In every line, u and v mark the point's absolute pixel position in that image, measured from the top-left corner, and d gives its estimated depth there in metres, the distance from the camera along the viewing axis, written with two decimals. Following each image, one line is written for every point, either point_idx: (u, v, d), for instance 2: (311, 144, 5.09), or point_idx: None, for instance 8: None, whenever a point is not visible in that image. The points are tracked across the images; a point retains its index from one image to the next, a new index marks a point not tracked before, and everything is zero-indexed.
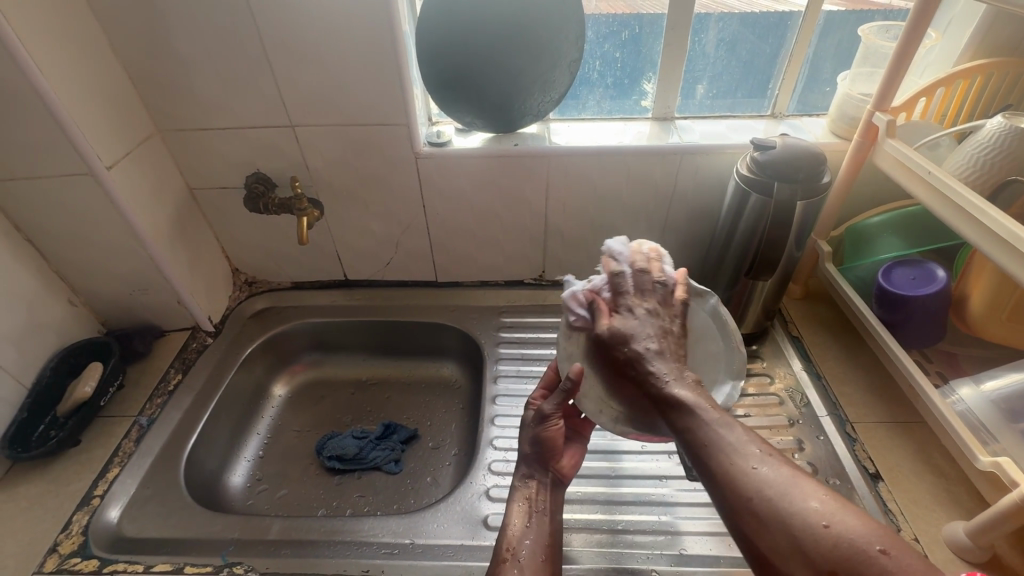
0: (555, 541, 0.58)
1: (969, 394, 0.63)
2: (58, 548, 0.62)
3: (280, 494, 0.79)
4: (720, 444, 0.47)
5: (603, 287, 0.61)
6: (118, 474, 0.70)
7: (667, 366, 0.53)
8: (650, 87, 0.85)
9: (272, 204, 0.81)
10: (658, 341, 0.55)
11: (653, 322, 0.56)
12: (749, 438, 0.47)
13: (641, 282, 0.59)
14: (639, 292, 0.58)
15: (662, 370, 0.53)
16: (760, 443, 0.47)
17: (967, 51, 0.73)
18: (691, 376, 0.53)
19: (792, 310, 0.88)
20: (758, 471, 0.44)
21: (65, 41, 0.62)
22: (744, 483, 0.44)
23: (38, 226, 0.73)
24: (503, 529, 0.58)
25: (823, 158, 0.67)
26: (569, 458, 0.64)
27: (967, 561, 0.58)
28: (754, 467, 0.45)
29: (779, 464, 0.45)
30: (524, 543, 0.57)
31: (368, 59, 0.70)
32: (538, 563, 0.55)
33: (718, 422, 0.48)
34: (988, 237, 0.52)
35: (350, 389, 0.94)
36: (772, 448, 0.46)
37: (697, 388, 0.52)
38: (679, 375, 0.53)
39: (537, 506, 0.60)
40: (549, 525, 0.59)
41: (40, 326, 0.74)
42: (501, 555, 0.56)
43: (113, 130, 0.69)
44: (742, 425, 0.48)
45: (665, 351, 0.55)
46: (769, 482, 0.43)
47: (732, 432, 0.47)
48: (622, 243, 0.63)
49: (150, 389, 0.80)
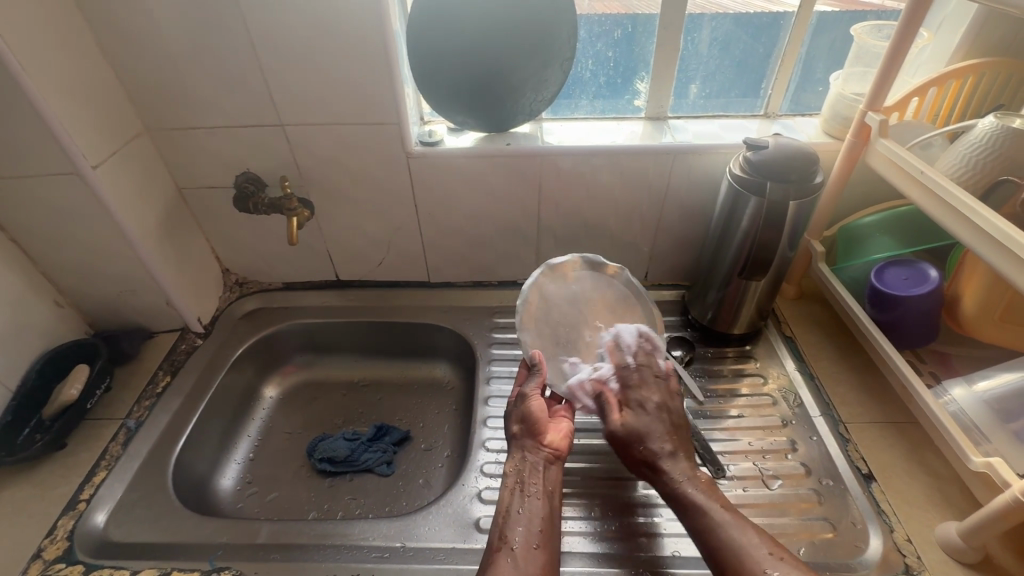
0: (551, 525, 0.57)
1: (962, 394, 0.63)
2: (42, 554, 0.61)
3: (270, 497, 0.78)
4: (734, 547, 0.51)
5: (610, 379, 0.67)
6: (105, 478, 0.69)
7: (681, 470, 0.59)
8: (643, 87, 0.85)
9: (262, 204, 0.80)
10: (670, 441, 0.61)
11: (662, 417, 0.63)
12: (762, 542, 0.51)
13: (644, 375, 0.67)
14: (645, 385, 0.66)
15: (678, 473, 0.59)
16: (772, 545, 0.50)
17: (959, 50, 0.73)
18: (704, 477, 0.59)
19: (786, 310, 0.88)
20: (773, 575, 0.47)
21: (50, 38, 0.61)
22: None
23: (24, 226, 0.72)
24: (496, 521, 0.58)
25: (816, 157, 0.67)
26: (557, 433, 0.65)
27: (960, 562, 0.58)
28: (767, 571, 0.48)
29: (790, 568, 0.48)
30: (517, 530, 0.56)
31: (358, 57, 0.69)
32: (535, 549, 0.54)
33: (731, 523, 0.53)
34: (979, 237, 0.52)
35: (342, 391, 0.93)
36: (784, 550, 0.50)
37: (710, 488, 0.57)
38: (691, 474, 0.59)
39: (530, 489, 0.60)
40: (543, 509, 0.58)
41: (26, 328, 0.73)
42: (494, 544, 0.55)
43: (100, 129, 0.68)
44: (754, 527, 0.53)
45: (677, 452, 0.61)
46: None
47: (747, 535, 0.52)
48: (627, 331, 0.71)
49: (138, 392, 0.79)
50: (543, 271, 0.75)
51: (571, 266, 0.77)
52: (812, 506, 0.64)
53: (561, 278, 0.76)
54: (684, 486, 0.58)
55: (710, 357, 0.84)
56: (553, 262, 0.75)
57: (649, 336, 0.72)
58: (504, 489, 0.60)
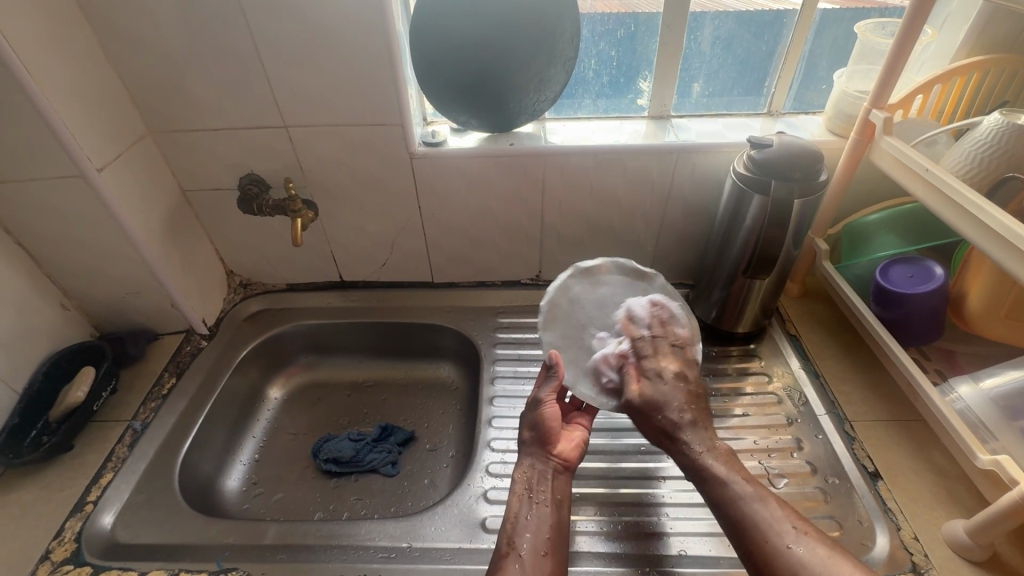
0: (559, 533, 0.57)
1: (969, 392, 0.63)
2: (50, 555, 0.62)
3: (276, 498, 0.78)
4: (756, 521, 0.51)
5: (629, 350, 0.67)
6: (111, 479, 0.69)
7: (702, 441, 0.59)
8: (646, 86, 0.85)
9: (266, 206, 0.80)
10: (690, 411, 0.61)
11: (680, 385, 0.63)
12: (784, 515, 0.51)
13: (661, 345, 0.66)
14: (663, 354, 0.65)
15: (699, 444, 0.59)
16: (794, 519, 0.51)
17: (963, 48, 0.73)
18: (724, 448, 0.59)
19: (790, 309, 0.88)
20: (794, 551, 0.48)
21: (55, 42, 0.62)
22: (781, 560, 0.48)
23: (29, 229, 0.72)
24: (503, 525, 0.58)
25: (820, 155, 0.67)
26: (569, 444, 0.66)
27: (968, 559, 0.57)
28: (790, 546, 0.49)
29: (814, 544, 0.48)
30: (525, 536, 0.56)
31: (362, 58, 0.69)
32: (543, 556, 0.55)
33: (753, 496, 0.53)
34: (986, 235, 0.52)
35: (347, 392, 0.93)
36: (804, 523, 0.51)
37: (730, 459, 0.58)
38: (712, 446, 0.59)
39: (538, 496, 0.60)
40: (552, 516, 0.58)
41: (32, 331, 0.74)
42: (502, 550, 0.56)
43: (104, 132, 0.68)
44: (777, 499, 0.53)
45: (698, 422, 0.60)
46: (804, 562, 0.47)
47: (768, 509, 0.52)
48: (639, 304, 0.69)
49: (143, 394, 0.80)
50: (572, 274, 0.73)
51: (604, 269, 0.74)
52: (818, 505, 0.64)
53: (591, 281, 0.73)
54: (705, 458, 0.58)
55: (714, 356, 0.84)
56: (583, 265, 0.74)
57: (662, 304, 0.69)
58: (511, 495, 0.61)
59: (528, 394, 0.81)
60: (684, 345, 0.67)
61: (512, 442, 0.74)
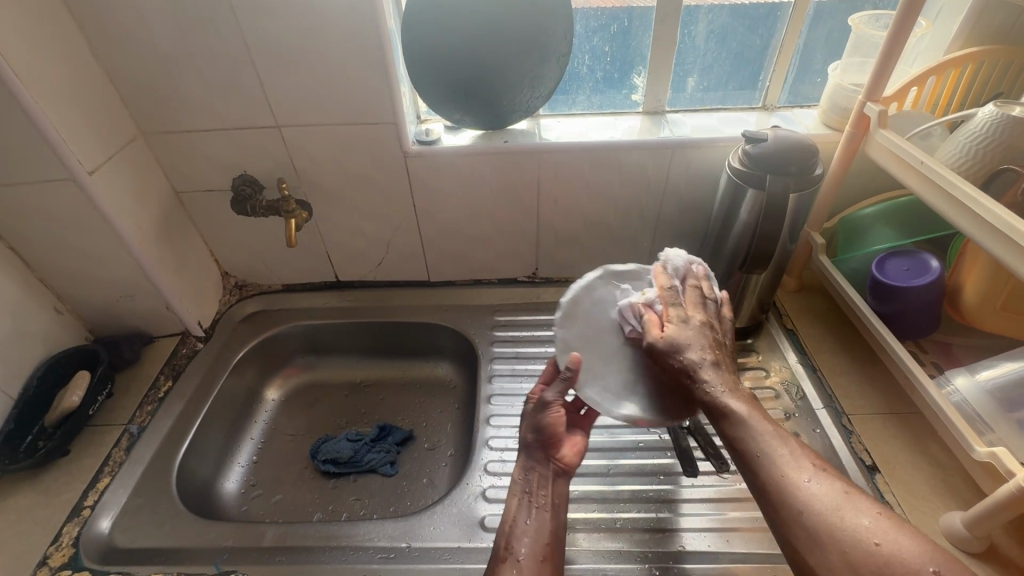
0: (556, 537, 0.57)
1: (965, 383, 0.63)
2: (48, 561, 0.61)
3: (275, 499, 0.78)
4: (769, 455, 0.47)
5: (657, 302, 0.61)
6: (109, 483, 0.69)
7: (720, 380, 0.53)
8: (640, 81, 0.84)
9: (260, 207, 0.80)
10: (712, 353, 0.54)
11: (705, 332, 0.56)
12: (803, 452, 0.47)
13: (696, 298, 0.60)
14: (696, 306, 0.59)
15: (718, 384, 0.53)
16: (812, 456, 0.47)
17: (958, 39, 0.73)
18: (745, 390, 0.53)
19: (787, 303, 0.88)
20: (811, 489, 0.44)
21: (43, 43, 0.61)
22: (791, 496, 0.44)
23: (21, 234, 0.71)
24: (500, 529, 0.58)
25: (815, 149, 0.67)
26: (572, 448, 0.64)
27: (965, 551, 0.58)
28: (806, 482, 0.44)
29: (832, 480, 0.44)
30: (523, 542, 0.56)
31: (354, 56, 0.69)
32: (540, 562, 0.54)
33: (771, 434, 0.48)
34: (981, 228, 0.51)
35: (344, 392, 0.93)
36: (822, 461, 0.46)
37: (751, 401, 0.52)
38: (732, 386, 0.52)
39: (538, 500, 0.59)
40: (551, 520, 0.58)
41: (25, 335, 0.73)
42: (500, 555, 0.55)
43: (95, 135, 0.68)
44: (795, 439, 0.48)
45: (719, 363, 0.54)
46: (818, 496, 0.43)
47: (782, 445, 0.47)
48: (678, 256, 0.64)
49: (140, 397, 0.79)
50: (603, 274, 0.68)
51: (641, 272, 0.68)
52: None
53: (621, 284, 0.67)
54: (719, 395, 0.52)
55: None
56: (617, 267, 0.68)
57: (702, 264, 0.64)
58: (511, 497, 0.60)
59: (525, 392, 0.80)
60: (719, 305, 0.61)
61: (510, 440, 0.74)
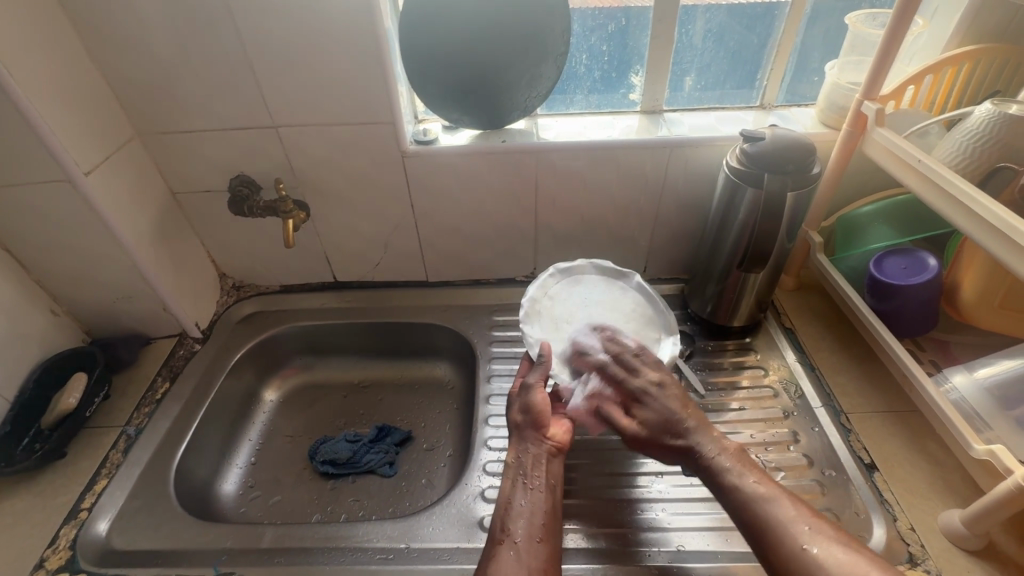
0: (552, 517, 0.58)
1: (963, 382, 0.63)
2: (45, 564, 0.61)
3: (273, 501, 0.78)
4: (766, 517, 0.51)
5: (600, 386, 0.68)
6: (106, 486, 0.69)
7: (710, 443, 0.59)
8: (638, 80, 0.84)
9: (257, 207, 0.79)
10: (693, 417, 0.62)
11: (669, 396, 0.64)
12: (798, 512, 0.50)
13: (630, 363, 0.68)
14: (640, 369, 0.67)
15: (708, 449, 0.59)
16: (808, 516, 0.50)
17: (954, 38, 0.73)
18: (734, 450, 0.59)
19: (785, 302, 0.88)
20: (809, 555, 0.47)
21: (38, 44, 0.61)
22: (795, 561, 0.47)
23: (16, 236, 0.71)
24: (496, 513, 0.58)
25: (813, 148, 0.67)
26: (560, 428, 0.66)
27: (964, 549, 0.58)
28: (806, 548, 0.47)
29: (829, 540, 0.47)
30: (519, 523, 0.56)
31: (350, 55, 0.68)
32: (536, 542, 0.55)
33: (765, 496, 0.53)
34: (980, 226, 0.51)
35: (343, 393, 0.93)
36: (821, 521, 0.49)
37: (740, 460, 0.57)
38: (726, 449, 0.59)
39: (532, 482, 0.60)
40: (545, 502, 0.59)
41: (22, 337, 0.73)
42: (497, 537, 0.55)
43: (91, 136, 0.67)
44: (789, 497, 0.52)
45: (703, 428, 0.61)
46: (819, 559, 0.46)
47: (778, 509, 0.51)
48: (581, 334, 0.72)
49: (137, 399, 0.79)
50: (553, 273, 0.79)
51: (583, 270, 0.80)
52: (816, 497, 0.64)
53: (570, 279, 0.78)
54: (719, 461, 0.58)
55: (710, 350, 0.84)
56: (563, 264, 0.79)
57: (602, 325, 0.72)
58: (506, 481, 0.61)
59: None
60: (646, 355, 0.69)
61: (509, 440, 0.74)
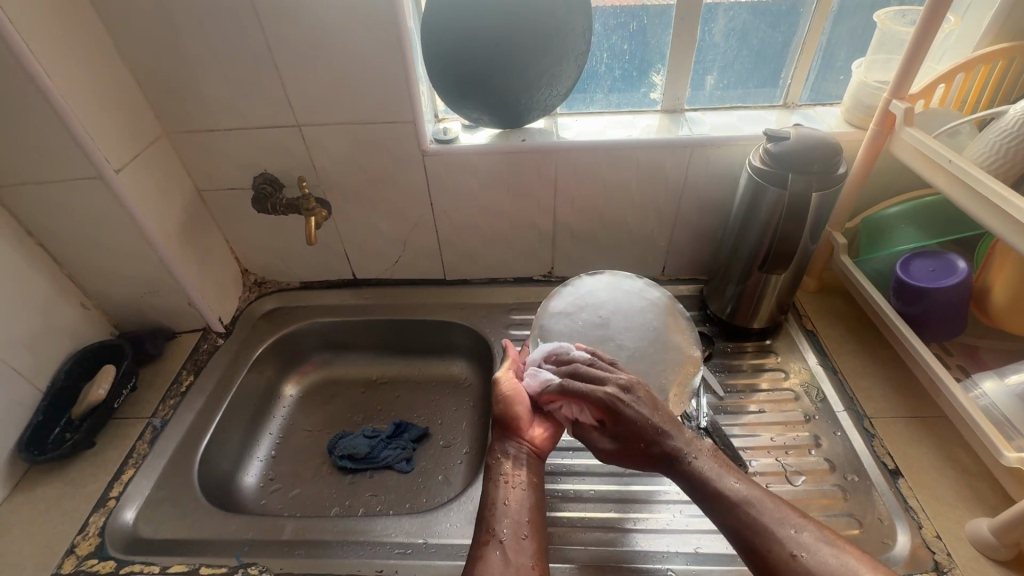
0: (538, 512, 0.56)
1: (993, 388, 0.61)
2: (75, 549, 0.63)
3: (293, 493, 0.79)
4: (755, 523, 0.48)
5: (574, 414, 0.58)
6: (133, 475, 0.70)
7: (687, 444, 0.54)
8: (659, 79, 0.84)
9: (280, 205, 0.81)
10: (661, 412, 0.55)
11: (628, 402, 0.54)
12: (784, 516, 0.48)
13: (586, 381, 0.56)
14: (596, 382, 0.56)
15: (686, 449, 0.54)
16: (798, 521, 0.48)
17: (988, 35, 0.71)
18: (707, 444, 0.55)
19: (807, 304, 0.87)
20: (800, 558, 0.45)
21: (73, 47, 0.63)
22: (790, 572, 0.45)
23: (49, 231, 0.73)
24: (480, 512, 0.55)
25: (839, 148, 0.66)
26: (543, 431, 0.62)
27: (992, 559, 0.56)
28: (795, 554, 0.45)
29: (819, 548, 0.45)
30: (505, 522, 0.54)
31: (373, 56, 0.69)
32: (524, 539, 0.53)
33: (750, 500, 0.49)
34: (1013, 227, 0.50)
35: (361, 388, 0.94)
36: (807, 522, 0.47)
37: (717, 458, 0.54)
38: (700, 447, 0.54)
39: (514, 479, 0.57)
40: (530, 498, 0.56)
41: (53, 329, 0.75)
42: (482, 537, 0.53)
43: (122, 134, 0.69)
44: (771, 497, 0.50)
45: (676, 422, 0.55)
46: (813, 569, 0.44)
47: (761, 511, 0.48)
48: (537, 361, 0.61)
49: (162, 391, 0.81)
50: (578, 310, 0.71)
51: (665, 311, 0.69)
52: (836, 502, 0.63)
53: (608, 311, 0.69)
54: (698, 466, 0.53)
55: (728, 352, 0.83)
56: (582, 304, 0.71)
57: (552, 352, 0.60)
58: (488, 478, 0.58)
59: None
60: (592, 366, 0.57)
61: None
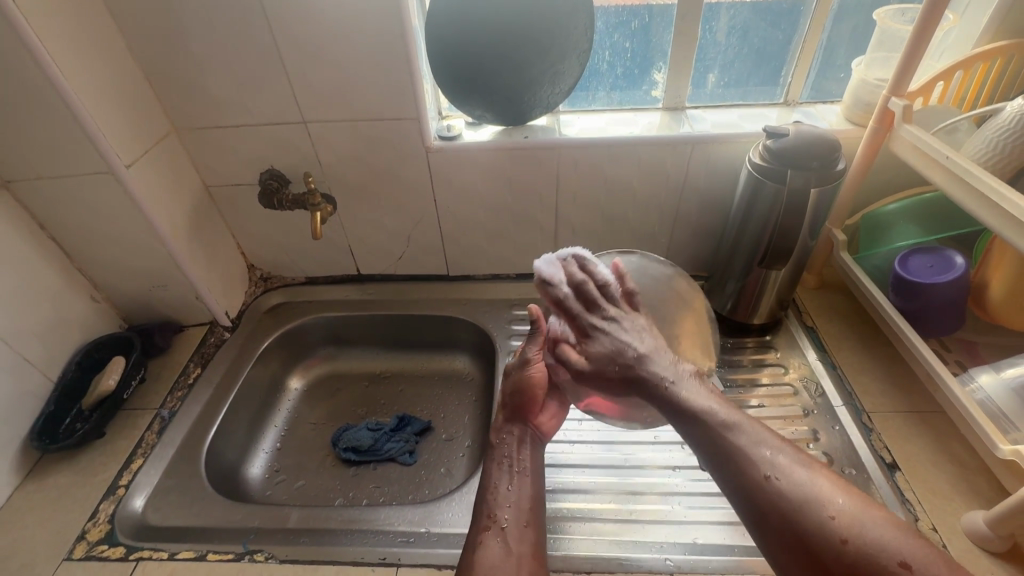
0: (538, 503, 0.57)
1: (989, 381, 0.62)
2: (86, 535, 0.65)
3: (297, 484, 0.81)
4: (733, 447, 0.48)
5: (564, 329, 0.60)
6: (141, 465, 0.72)
7: (670, 367, 0.54)
8: (660, 77, 0.85)
9: (286, 200, 0.82)
10: (649, 342, 0.55)
11: (620, 329, 0.56)
12: (763, 441, 0.49)
13: (592, 294, 0.58)
14: (599, 303, 0.58)
15: (666, 373, 0.53)
16: (774, 446, 0.48)
17: (987, 32, 0.71)
18: (688, 365, 0.55)
19: (807, 300, 0.87)
20: (773, 481, 0.46)
21: (85, 44, 0.64)
22: (763, 495, 0.46)
23: (61, 225, 0.75)
24: (483, 498, 0.57)
25: (838, 145, 0.67)
26: (549, 414, 0.66)
27: (988, 551, 0.57)
28: (768, 476, 0.46)
29: (793, 471, 0.46)
30: (506, 509, 0.55)
31: (379, 55, 0.70)
32: (524, 527, 0.54)
33: (729, 425, 0.50)
34: (1009, 223, 0.51)
35: (365, 382, 0.95)
36: (783, 446, 0.48)
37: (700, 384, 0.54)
38: (682, 372, 0.54)
39: (519, 467, 0.60)
40: (531, 488, 0.58)
41: (64, 322, 0.77)
42: (484, 523, 0.54)
43: (132, 130, 0.71)
44: (750, 423, 0.50)
45: (658, 347, 0.55)
46: (785, 492, 0.45)
47: (739, 435, 0.49)
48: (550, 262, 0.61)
49: (171, 383, 0.82)
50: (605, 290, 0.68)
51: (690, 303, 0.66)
52: None
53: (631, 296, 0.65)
54: (676, 388, 0.52)
55: (729, 347, 0.84)
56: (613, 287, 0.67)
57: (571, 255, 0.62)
58: (493, 464, 0.60)
59: None
60: (606, 284, 0.59)
61: None
